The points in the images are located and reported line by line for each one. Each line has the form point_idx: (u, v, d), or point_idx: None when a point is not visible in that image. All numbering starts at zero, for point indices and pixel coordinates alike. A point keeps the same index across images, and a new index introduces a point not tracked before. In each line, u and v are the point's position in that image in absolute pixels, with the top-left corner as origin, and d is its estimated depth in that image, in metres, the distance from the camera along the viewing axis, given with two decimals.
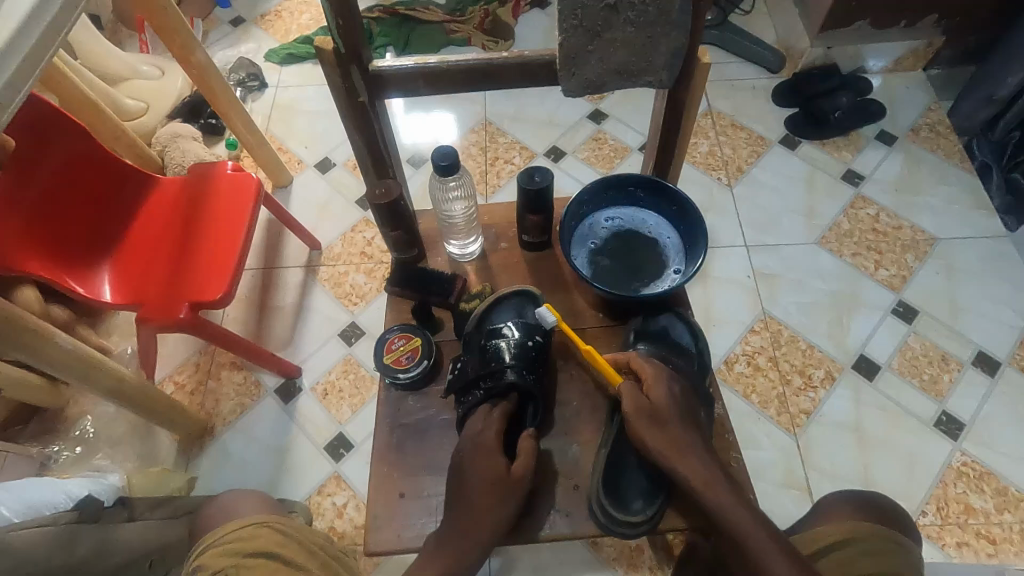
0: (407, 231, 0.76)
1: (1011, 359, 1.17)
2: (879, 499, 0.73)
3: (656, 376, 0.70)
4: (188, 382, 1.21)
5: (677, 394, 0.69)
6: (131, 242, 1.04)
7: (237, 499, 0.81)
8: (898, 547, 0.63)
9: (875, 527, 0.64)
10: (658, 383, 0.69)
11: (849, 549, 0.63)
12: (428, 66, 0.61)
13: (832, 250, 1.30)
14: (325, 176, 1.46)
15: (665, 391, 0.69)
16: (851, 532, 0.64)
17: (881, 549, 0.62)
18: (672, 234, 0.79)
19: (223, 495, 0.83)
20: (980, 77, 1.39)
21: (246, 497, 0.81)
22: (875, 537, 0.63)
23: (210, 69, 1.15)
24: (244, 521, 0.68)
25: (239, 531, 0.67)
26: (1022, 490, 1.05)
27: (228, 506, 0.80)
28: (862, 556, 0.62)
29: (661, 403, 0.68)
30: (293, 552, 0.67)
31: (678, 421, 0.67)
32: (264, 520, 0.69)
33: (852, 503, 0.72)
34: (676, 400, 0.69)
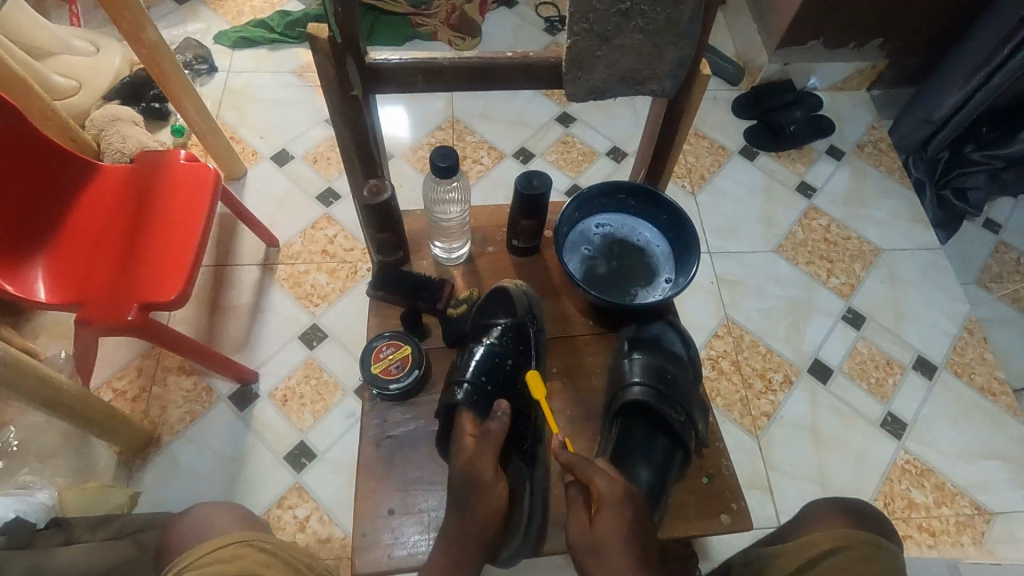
0: (395, 234, 0.76)
1: (946, 362, 1.26)
2: (875, 512, 0.77)
3: (606, 499, 0.63)
4: (129, 389, 1.12)
5: (628, 524, 0.62)
6: (68, 234, 0.95)
7: (209, 513, 0.77)
8: (888, 553, 0.67)
9: (867, 535, 0.68)
10: (607, 512, 0.63)
11: (841, 556, 0.67)
12: (429, 61, 0.60)
13: (788, 258, 1.36)
14: (282, 169, 1.38)
15: (614, 520, 0.62)
16: (843, 540, 0.68)
17: (872, 555, 0.66)
18: (661, 243, 0.82)
19: (196, 507, 0.78)
20: (917, 101, 1.50)
21: (225, 511, 0.77)
22: (868, 545, 0.67)
23: (162, 48, 1.06)
24: (225, 541, 0.64)
25: (220, 552, 0.63)
26: (957, 484, 1.14)
27: (199, 524, 0.75)
28: (853, 562, 0.66)
29: (604, 538, 0.61)
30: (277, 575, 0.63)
31: (623, 556, 0.61)
32: (247, 539, 0.65)
33: (843, 508, 0.76)
34: (628, 527, 0.62)
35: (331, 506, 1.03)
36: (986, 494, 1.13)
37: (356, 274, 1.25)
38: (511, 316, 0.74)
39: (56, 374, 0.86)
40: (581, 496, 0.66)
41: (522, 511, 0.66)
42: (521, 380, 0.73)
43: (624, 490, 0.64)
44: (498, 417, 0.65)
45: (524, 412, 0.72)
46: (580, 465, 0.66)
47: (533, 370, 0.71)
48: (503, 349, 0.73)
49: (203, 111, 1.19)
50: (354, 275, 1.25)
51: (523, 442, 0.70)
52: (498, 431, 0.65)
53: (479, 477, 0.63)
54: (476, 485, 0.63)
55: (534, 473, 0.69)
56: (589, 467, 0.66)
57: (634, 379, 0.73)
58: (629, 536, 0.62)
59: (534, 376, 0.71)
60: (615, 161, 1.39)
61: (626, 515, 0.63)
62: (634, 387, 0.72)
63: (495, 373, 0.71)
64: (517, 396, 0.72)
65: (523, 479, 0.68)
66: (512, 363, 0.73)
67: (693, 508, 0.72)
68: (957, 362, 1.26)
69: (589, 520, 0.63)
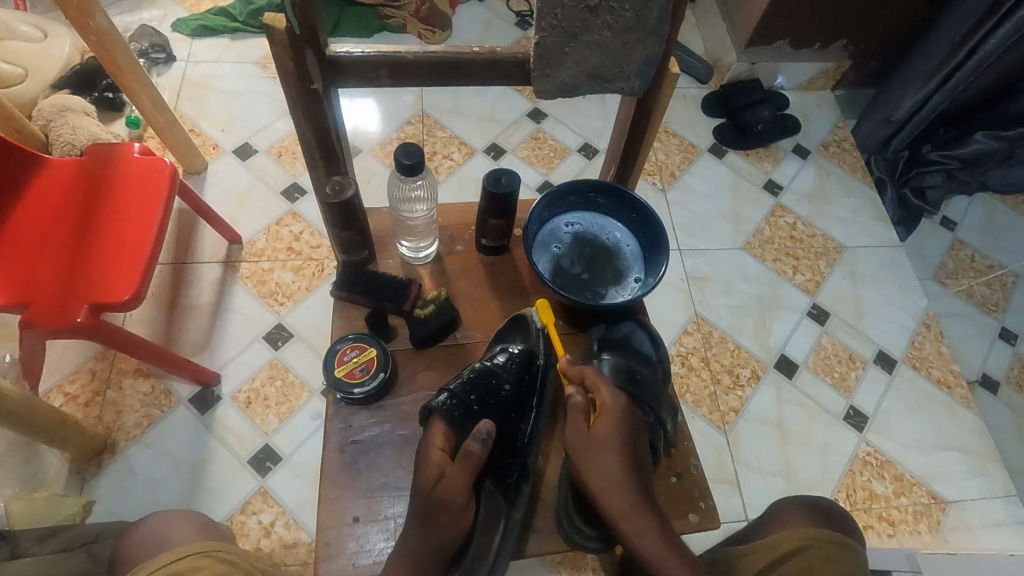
0: (359, 232, 0.74)
1: (905, 357, 1.30)
2: (841, 515, 0.79)
3: (608, 406, 0.68)
4: (81, 394, 1.07)
5: (627, 426, 0.67)
6: (11, 230, 0.90)
7: (168, 523, 0.74)
8: (848, 548, 0.69)
9: (828, 534, 0.70)
10: (609, 417, 0.67)
11: (803, 554, 0.69)
12: (392, 55, 0.58)
13: (756, 255, 1.38)
14: (244, 163, 1.34)
15: (613, 424, 0.67)
16: (804, 539, 0.70)
17: (834, 552, 0.69)
18: (631, 242, 0.81)
19: (153, 516, 0.76)
20: (880, 100, 1.52)
21: (179, 520, 0.75)
22: (828, 542, 0.69)
23: (113, 35, 1.01)
24: (182, 553, 0.61)
25: (176, 566, 0.60)
26: (915, 475, 1.17)
27: (159, 534, 0.73)
28: (816, 559, 0.68)
29: (602, 439, 0.66)
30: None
31: (619, 453, 0.65)
32: (208, 550, 0.62)
33: (803, 506, 0.79)
34: (626, 433, 0.67)
35: (297, 511, 1.01)
36: (942, 483, 1.17)
37: (323, 272, 1.22)
38: (525, 341, 0.74)
39: (3, 384, 0.82)
40: (583, 407, 0.69)
41: (487, 543, 0.66)
42: (516, 408, 0.72)
43: (626, 404, 0.69)
44: (479, 439, 0.64)
45: (512, 443, 0.71)
46: (590, 373, 0.70)
47: (544, 299, 0.74)
48: (505, 373, 0.71)
49: (159, 102, 1.14)
50: (320, 273, 1.22)
51: (505, 474, 0.69)
52: (478, 456, 0.64)
53: (450, 500, 0.62)
54: (444, 505, 0.62)
55: (511, 509, 0.68)
56: (597, 377, 0.70)
57: None
58: (624, 440, 0.66)
59: (545, 306, 0.74)
60: (586, 158, 1.39)
61: (624, 425, 0.67)
62: None
63: (489, 398, 0.70)
64: (511, 425, 0.71)
65: (496, 513, 0.67)
66: (511, 390, 0.71)
67: (667, 505, 0.72)
68: (915, 356, 1.30)
69: (587, 427, 0.67)
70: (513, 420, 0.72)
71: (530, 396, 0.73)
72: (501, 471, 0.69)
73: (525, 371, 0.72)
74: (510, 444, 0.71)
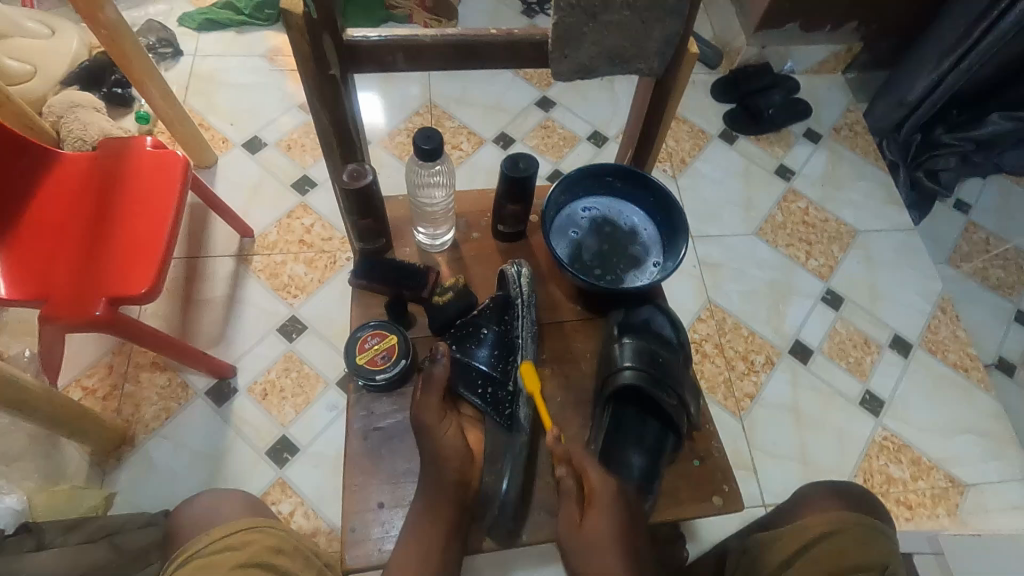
0: (377, 220, 0.73)
1: (920, 341, 1.29)
2: (863, 496, 0.79)
3: (598, 497, 0.66)
4: (99, 387, 1.08)
5: (623, 523, 0.65)
6: (28, 225, 0.90)
7: (220, 499, 0.76)
8: (881, 535, 0.71)
9: (862, 519, 0.72)
10: (600, 508, 0.65)
11: (838, 536, 0.70)
12: (408, 39, 0.57)
13: (768, 241, 1.37)
14: (254, 156, 1.34)
15: (606, 519, 0.65)
16: (839, 523, 0.71)
17: (867, 536, 0.71)
18: (649, 226, 0.81)
19: (199, 496, 0.77)
20: (892, 83, 1.51)
21: (226, 498, 0.76)
22: (861, 527, 0.71)
23: (123, 29, 1.01)
24: (236, 526, 0.66)
25: (232, 537, 0.65)
26: (933, 458, 1.17)
27: (208, 514, 0.75)
28: (852, 541, 0.70)
29: (598, 539, 0.64)
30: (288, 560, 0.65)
31: (618, 552, 0.64)
32: (260, 525, 0.67)
33: (834, 493, 0.79)
34: (619, 528, 0.65)
35: (316, 501, 1.01)
36: (960, 466, 1.16)
37: (335, 264, 1.22)
38: (505, 292, 0.75)
39: (23, 376, 0.82)
40: (574, 493, 0.66)
41: (496, 477, 0.69)
42: (501, 349, 0.72)
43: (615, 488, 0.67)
44: (438, 362, 0.68)
45: (506, 378, 0.71)
46: (578, 454, 0.68)
47: (527, 364, 0.71)
48: (484, 318, 0.73)
49: (168, 95, 1.14)
50: (332, 265, 1.22)
51: (502, 405, 0.71)
52: (440, 375, 0.68)
53: (427, 420, 0.67)
54: (427, 433, 0.67)
55: (513, 437, 0.69)
56: (585, 459, 0.68)
57: (624, 362, 0.71)
58: (616, 537, 0.64)
59: (528, 370, 0.71)
60: (596, 146, 1.38)
61: (617, 520, 0.65)
62: (624, 371, 0.71)
63: (466, 339, 0.72)
64: (500, 368, 0.71)
65: (500, 444, 0.71)
66: (491, 331, 0.72)
67: (688, 489, 0.72)
68: (931, 340, 1.29)
69: (580, 519, 0.65)
70: (502, 359, 0.72)
71: (515, 337, 0.72)
72: (494, 403, 0.71)
73: (505, 314, 0.73)
74: (499, 379, 0.71)
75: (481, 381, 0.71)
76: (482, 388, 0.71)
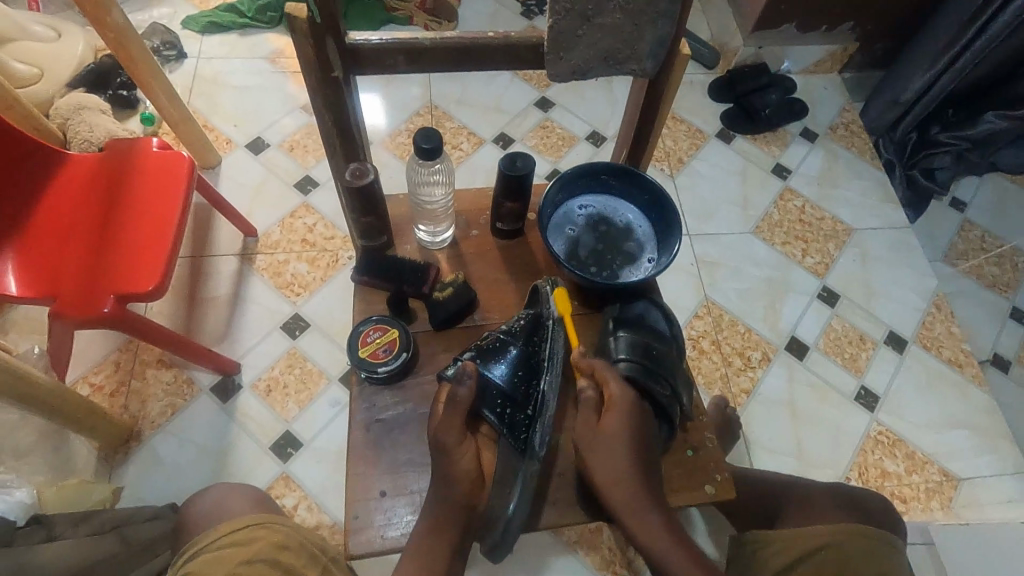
0: (379, 218, 0.75)
1: (915, 337, 1.30)
2: None
3: (616, 401, 0.70)
4: (107, 384, 1.10)
5: (635, 426, 0.69)
6: (37, 225, 0.92)
7: (228, 494, 0.79)
8: (891, 547, 0.72)
9: (868, 530, 0.72)
10: (617, 411, 0.69)
11: (841, 546, 0.71)
12: (408, 42, 0.59)
13: (765, 239, 1.39)
14: (257, 157, 1.36)
15: (621, 420, 0.69)
16: (843, 534, 0.72)
17: (872, 547, 0.71)
18: (643, 222, 0.82)
19: (210, 490, 0.80)
20: (887, 82, 1.52)
21: (238, 492, 0.79)
22: (869, 537, 0.72)
23: (128, 32, 1.03)
24: (244, 523, 0.67)
25: (237, 534, 0.66)
26: (927, 452, 1.18)
27: (217, 509, 0.77)
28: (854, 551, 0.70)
29: (610, 434, 0.68)
30: (292, 556, 0.66)
31: (627, 450, 0.68)
32: (267, 522, 0.68)
33: None
34: (635, 430, 0.69)
35: (319, 494, 1.03)
36: (954, 461, 1.18)
37: (337, 262, 1.24)
38: (535, 310, 0.75)
39: (33, 372, 0.84)
40: (593, 402, 0.71)
41: (503, 501, 0.66)
42: (526, 369, 0.71)
43: (635, 400, 0.70)
44: (465, 382, 0.67)
45: (528, 402, 0.70)
46: (599, 366, 0.72)
47: (561, 290, 0.75)
48: (511, 335, 0.72)
49: (173, 96, 1.16)
50: (335, 264, 1.24)
51: (518, 428, 0.69)
52: (464, 396, 0.67)
53: (445, 441, 0.66)
54: (442, 448, 0.66)
55: (527, 464, 0.67)
56: (607, 370, 0.72)
57: (619, 355, 0.73)
58: (631, 437, 0.69)
59: (562, 296, 0.74)
60: (595, 145, 1.40)
61: (633, 419, 0.69)
62: (619, 363, 0.73)
63: (491, 355, 0.71)
64: (524, 390, 0.70)
65: (511, 470, 0.68)
66: (518, 350, 0.71)
67: (681, 478, 0.73)
68: (926, 337, 1.31)
69: (597, 421, 0.70)
70: (524, 379, 0.71)
71: (542, 360, 0.72)
72: (511, 426, 0.69)
73: (533, 335, 0.73)
74: (520, 401, 0.70)
75: (501, 401, 0.70)
76: (500, 407, 0.70)
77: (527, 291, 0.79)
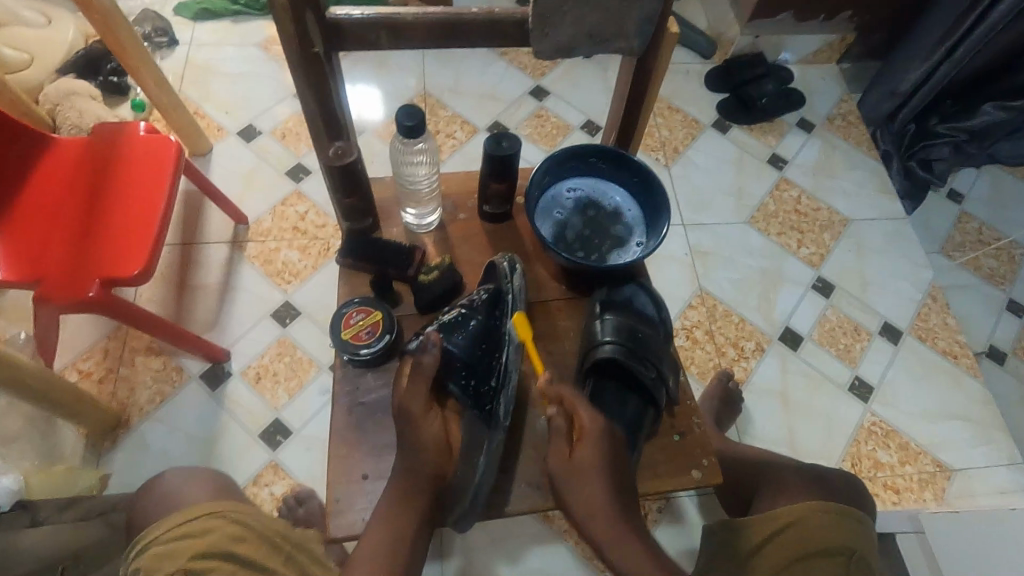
0: (363, 199, 0.74)
1: (910, 328, 1.30)
2: (838, 481, 0.82)
3: (588, 428, 0.67)
4: (95, 371, 1.09)
5: (608, 450, 0.67)
6: (23, 208, 0.91)
7: (192, 477, 0.78)
8: (855, 520, 0.70)
9: (835, 506, 0.71)
10: (588, 440, 0.67)
11: (806, 523, 0.70)
12: (391, 17, 0.58)
13: (760, 229, 1.38)
14: (249, 145, 1.35)
15: (594, 448, 0.67)
16: (806, 511, 0.70)
17: (837, 522, 0.69)
18: (633, 206, 0.81)
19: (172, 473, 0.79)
20: (885, 72, 1.51)
21: (199, 478, 0.79)
22: (833, 513, 0.70)
23: (115, 15, 1.02)
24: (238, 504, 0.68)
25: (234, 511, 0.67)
26: (921, 443, 1.18)
27: (182, 491, 0.76)
28: (818, 527, 0.69)
29: (584, 464, 0.66)
30: (251, 549, 0.64)
31: (601, 479, 0.66)
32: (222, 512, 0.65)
33: (804, 475, 0.83)
34: (607, 457, 0.66)
35: (309, 482, 1.03)
36: (947, 452, 1.17)
37: (329, 250, 1.23)
38: (495, 283, 0.75)
39: (18, 355, 0.83)
40: (564, 429, 0.69)
41: (470, 469, 0.66)
42: (487, 342, 0.72)
43: (605, 425, 0.68)
44: (429, 351, 0.67)
45: (490, 374, 0.71)
46: (568, 395, 0.69)
47: (521, 315, 0.70)
48: (474, 307, 0.73)
49: (162, 81, 1.15)
50: (326, 252, 1.23)
51: (481, 400, 0.70)
52: (429, 364, 0.67)
53: (409, 408, 0.66)
54: (407, 416, 0.66)
55: (490, 434, 0.68)
56: (575, 396, 0.70)
57: (604, 338, 0.73)
58: (604, 465, 0.66)
59: (521, 321, 0.70)
60: (589, 134, 1.39)
61: (606, 447, 0.67)
62: (605, 345, 0.72)
63: (454, 328, 0.72)
64: (486, 361, 0.71)
65: (476, 437, 0.68)
66: (479, 322, 0.72)
67: (665, 462, 0.73)
68: (921, 328, 1.30)
69: (570, 450, 0.68)
70: (485, 351, 0.72)
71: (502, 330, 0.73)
72: (474, 397, 0.70)
73: (494, 307, 0.73)
74: (482, 372, 0.71)
75: (464, 373, 0.71)
76: (463, 380, 0.71)
77: (482, 269, 0.79)
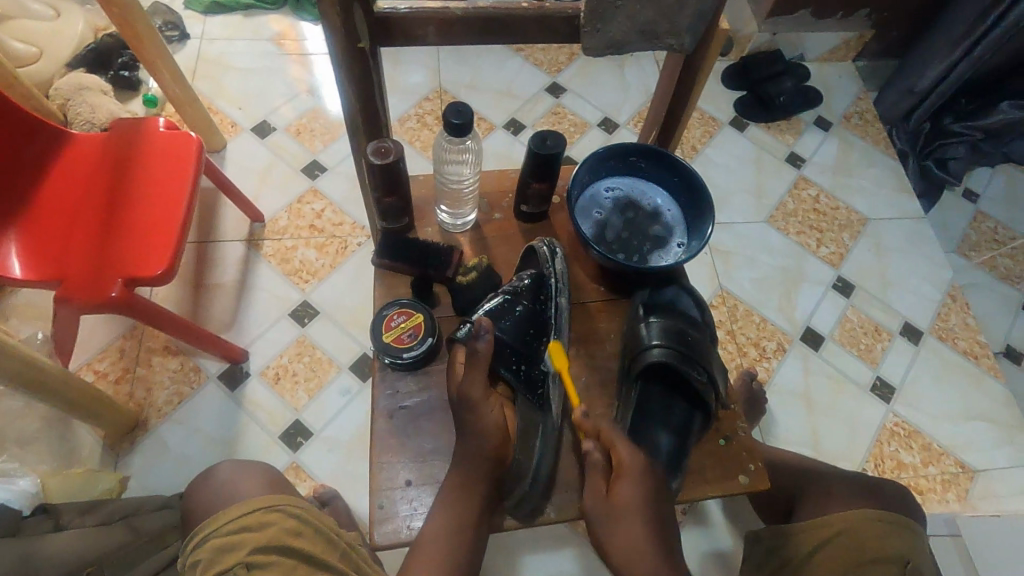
0: (402, 198, 0.73)
1: (931, 328, 1.29)
2: (887, 489, 0.81)
3: (628, 465, 0.66)
4: (111, 371, 1.07)
5: (647, 490, 0.65)
6: (42, 205, 0.89)
7: (235, 474, 0.77)
8: (908, 528, 0.69)
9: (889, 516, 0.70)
10: (630, 480, 0.65)
11: (854, 531, 0.70)
12: (440, 11, 0.57)
13: (779, 228, 1.37)
14: (263, 141, 1.33)
15: (633, 487, 0.65)
16: (856, 520, 0.70)
17: (889, 530, 0.69)
18: (672, 207, 0.80)
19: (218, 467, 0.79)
20: (903, 71, 1.50)
21: (245, 474, 0.77)
22: (886, 522, 0.69)
23: (133, 7, 0.99)
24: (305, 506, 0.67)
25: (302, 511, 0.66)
26: (944, 444, 1.17)
27: (226, 491, 0.75)
28: (866, 534, 0.69)
29: (623, 506, 0.64)
30: (309, 545, 0.63)
31: (644, 521, 0.65)
32: (275, 505, 0.64)
33: (852, 483, 0.83)
34: (648, 495, 0.65)
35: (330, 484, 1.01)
36: (969, 452, 1.17)
37: (346, 249, 1.21)
38: (536, 268, 0.74)
39: (38, 355, 0.82)
40: (601, 463, 0.67)
41: (528, 451, 0.67)
42: (534, 327, 0.71)
43: (645, 459, 0.68)
44: (482, 337, 0.66)
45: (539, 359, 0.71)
46: (608, 428, 0.68)
47: (557, 342, 0.70)
48: (518, 292, 0.72)
49: (178, 76, 1.12)
50: (343, 251, 1.21)
51: (535, 384, 0.69)
52: (485, 352, 0.66)
53: (469, 396, 0.66)
54: (468, 405, 0.65)
55: (546, 418, 0.68)
56: (615, 434, 0.68)
57: (653, 341, 0.71)
58: (642, 505, 0.65)
59: (558, 349, 0.70)
60: (607, 132, 1.38)
61: (646, 489, 0.66)
62: (654, 348, 0.71)
63: (500, 314, 0.70)
64: (534, 345, 0.71)
65: (533, 422, 0.68)
66: (526, 307, 0.71)
67: (716, 468, 0.72)
68: (941, 328, 1.29)
69: (607, 490, 0.66)
70: (534, 336, 0.71)
71: (548, 316, 0.72)
72: (527, 383, 0.69)
73: (540, 294, 0.72)
74: (531, 356, 0.70)
75: (514, 358, 0.69)
76: (514, 365, 0.69)
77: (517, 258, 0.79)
